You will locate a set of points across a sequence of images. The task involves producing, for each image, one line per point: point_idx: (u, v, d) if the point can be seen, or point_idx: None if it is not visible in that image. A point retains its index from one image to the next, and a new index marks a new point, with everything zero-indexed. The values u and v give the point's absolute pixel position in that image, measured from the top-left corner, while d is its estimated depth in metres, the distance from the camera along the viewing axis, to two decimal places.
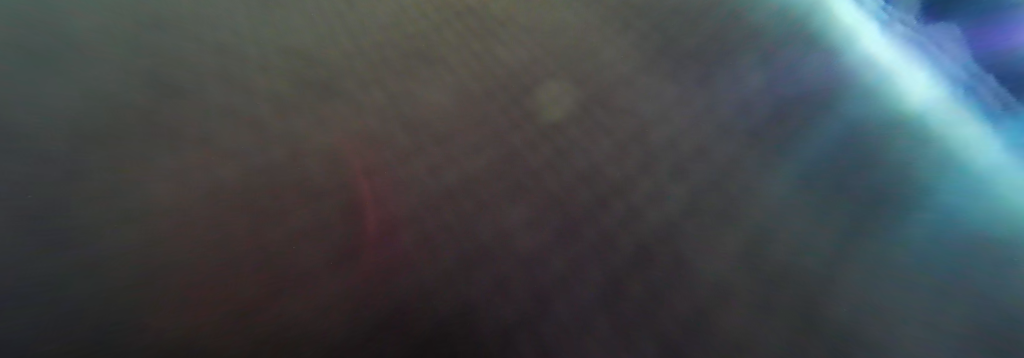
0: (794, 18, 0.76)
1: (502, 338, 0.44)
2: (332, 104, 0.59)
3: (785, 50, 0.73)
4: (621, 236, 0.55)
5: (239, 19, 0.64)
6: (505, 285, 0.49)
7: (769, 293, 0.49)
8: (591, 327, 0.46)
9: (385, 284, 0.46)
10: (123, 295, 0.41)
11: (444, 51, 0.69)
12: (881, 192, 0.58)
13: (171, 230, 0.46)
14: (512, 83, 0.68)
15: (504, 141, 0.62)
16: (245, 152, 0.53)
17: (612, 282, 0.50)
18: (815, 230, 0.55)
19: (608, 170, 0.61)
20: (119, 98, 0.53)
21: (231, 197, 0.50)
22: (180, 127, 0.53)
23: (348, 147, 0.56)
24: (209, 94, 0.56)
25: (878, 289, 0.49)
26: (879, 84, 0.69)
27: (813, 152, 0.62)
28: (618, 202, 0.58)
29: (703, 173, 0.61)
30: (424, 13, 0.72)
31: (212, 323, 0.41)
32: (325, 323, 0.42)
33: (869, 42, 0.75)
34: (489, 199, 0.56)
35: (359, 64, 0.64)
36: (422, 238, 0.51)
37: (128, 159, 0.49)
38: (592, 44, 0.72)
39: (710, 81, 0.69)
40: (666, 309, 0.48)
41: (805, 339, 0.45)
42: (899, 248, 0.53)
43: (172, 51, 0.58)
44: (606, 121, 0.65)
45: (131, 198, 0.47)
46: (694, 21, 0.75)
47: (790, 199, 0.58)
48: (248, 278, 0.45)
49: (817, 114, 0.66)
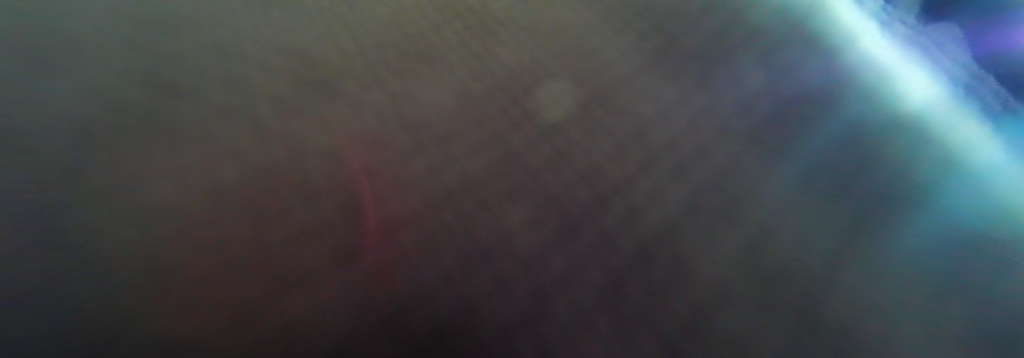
0: (794, 19, 0.76)
1: (502, 338, 0.44)
2: (332, 104, 0.59)
3: (785, 51, 0.73)
4: (621, 236, 0.55)
5: (239, 19, 0.63)
6: (505, 285, 0.49)
7: (769, 293, 0.49)
8: (591, 326, 0.46)
9: (386, 284, 0.46)
10: (126, 294, 0.41)
11: (444, 51, 0.68)
12: (880, 192, 0.58)
13: (172, 229, 0.46)
14: (511, 83, 0.68)
15: (504, 141, 0.62)
16: (245, 152, 0.53)
17: (613, 282, 0.50)
18: (815, 230, 0.55)
19: (608, 170, 0.61)
20: (118, 98, 0.53)
21: (231, 197, 0.49)
22: (180, 127, 0.53)
23: (348, 146, 0.56)
24: (209, 94, 0.56)
25: (878, 290, 0.49)
26: (879, 85, 0.70)
27: (812, 152, 0.62)
28: (618, 202, 0.58)
29: (703, 173, 0.61)
30: (424, 12, 0.71)
31: (213, 322, 0.41)
32: (326, 324, 0.43)
33: (869, 42, 0.75)
34: (490, 199, 0.56)
35: (359, 64, 0.64)
36: (422, 238, 0.51)
37: (127, 159, 0.49)
38: (592, 44, 0.72)
39: (710, 81, 0.69)
40: (667, 309, 0.48)
41: (803, 338, 0.46)
42: (900, 249, 0.53)
43: (172, 51, 0.58)
44: (606, 121, 0.65)
45: (132, 197, 0.47)
46: (694, 21, 0.75)
47: (789, 199, 0.58)
48: (249, 277, 0.45)
49: (817, 115, 0.66)
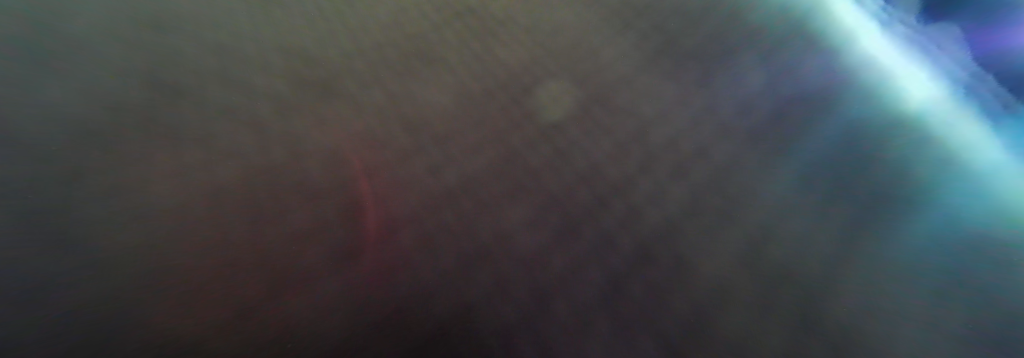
0: (794, 19, 0.77)
1: (502, 338, 0.44)
2: (332, 104, 0.59)
3: (785, 52, 0.73)
4: (621, 236, 0.55)
5: (239, 18, 0.63)
6: (505, 284, 0.49)
7: (770, 293, 0.49)
8: (592, 326, 0.46)
9: (386, 284, 0.46)
10: (125, 295, 0.40)
11: (444, 51, 0.68)
12: (881, 192, 0.58)
13: (170, 231, 0.46)
14: (512, 84, 0.68)
15: (504, 141, 0.62)
16: (246, 151, 0.53)
17: (613, 282, 0.50)
18: (814, 229, 0.55)
19: (607, 170, 0.61)
20: (118, 99, 0.53)
21: (232, 198, 0.50)
22: (179, 127, 0.53)
23: (348, 147, 0.56)
24: (209, 94, 0.56)
25: (877, 290, 0.50)
26: (881, 85, 0.70)
27: (813, 152, 0.62)
28: (618, 202, 0.58)
29: (703, 173, 0.61)
30: (425, 13, 0.72)
31: (211, 323, 0.41)
32: (324, 325, 0.43)
33: (869, 42, 0.75)
34: (489, 199, 0.56)
35: (359, 64, 0.64)
36: (422, 238, 0.51)
37: (127, 160, 0.49)
38: (592, 44, 0.72)
39: (710, 82, 0.69)
40: (666, 309, 0.48)
41: (804, 338, 0.46)
42: (900, 249, 0.53)
43: (172, 51, 0.59)
44: (606, 120, 0.65)
45: (132, 197, 0.47)
46: (694, 21, 0.76)
47: (789, 199, 0.58)
48: (247, 280, 0.44)
49: (816, 115, 0.66)
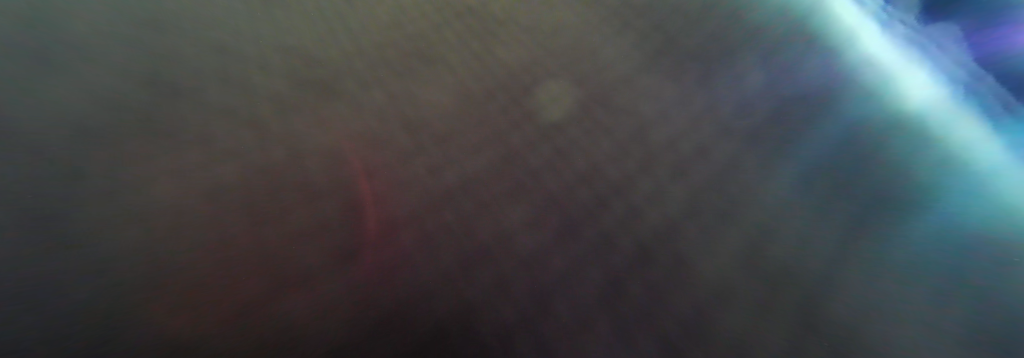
0: (794, 19, 0.77)
1: (502, 337, 0.44)
2: (332, 104, 0.59)
3: (785, 52, 0.73)
4: (621, 236, 0.55)
5: (240, 18, 0.63)
6: (505, 284, 0.49)
7: (771, 293, 0.49)
8: (592, 326, 0.46)
9: (386, 283, 0.46)
10: (126, 295, 0.41)
11: (444, 51, 0.68)
12: (881, 193, 0.58)
13: (170, 230, 0.46)
14: (512, 84, 0.68)
15: (504, 141, 0.62)
16: (246, 151, 0.53)
17: (613, 281, 0.50)
18: (815, 229, 0.55)
19: (607, 170, 0.61)
20: (117, 99, 0.53)
21: (232, 198, 0.49)
22: (178, 127, 0.53)
23: (348, 147, 0.56)
24: (209, 93, 0.56)
25: (877, 289, 0.50)
26: (881, 84, 0.69)
27: (813, 152, 0.62)
28: (617, 202, 0.58)
29: (703, 173, 0.61)
30: (425, 13, 0.72)
31: (211, 322, 0.41)
32: (324, 324, 0.43)
33: (869, 42, 0.75)
34: (489, 199, 0.56)
35: (359, 64, 0.64)
36: (421, 238, 0.51)
37: (127, 160, 0.49)
38: (592, 44, 0.72)
39: (710, 82, 0.69)
40: (666, 309, 0.48)
41: (804, 338, 0.46)
42: (900, 248, 0.53)
43: (172, 51, 0.59)
44: (606, 120, 0.65)
45: (133, 197, 0.47)
46: (695, 21, 0.76)
47: (789, 199, 0.58)
48: (246, 279, 0.44)
49: (817, 115, 0.66)
